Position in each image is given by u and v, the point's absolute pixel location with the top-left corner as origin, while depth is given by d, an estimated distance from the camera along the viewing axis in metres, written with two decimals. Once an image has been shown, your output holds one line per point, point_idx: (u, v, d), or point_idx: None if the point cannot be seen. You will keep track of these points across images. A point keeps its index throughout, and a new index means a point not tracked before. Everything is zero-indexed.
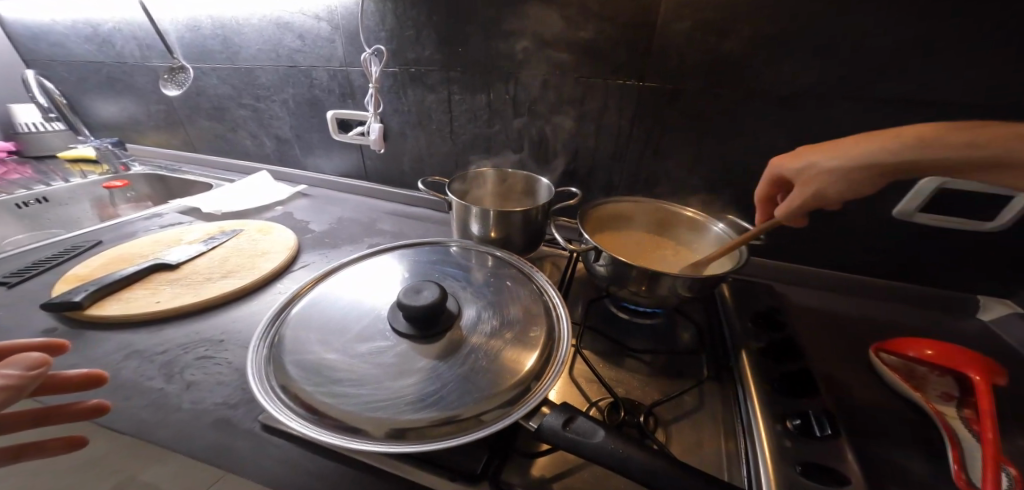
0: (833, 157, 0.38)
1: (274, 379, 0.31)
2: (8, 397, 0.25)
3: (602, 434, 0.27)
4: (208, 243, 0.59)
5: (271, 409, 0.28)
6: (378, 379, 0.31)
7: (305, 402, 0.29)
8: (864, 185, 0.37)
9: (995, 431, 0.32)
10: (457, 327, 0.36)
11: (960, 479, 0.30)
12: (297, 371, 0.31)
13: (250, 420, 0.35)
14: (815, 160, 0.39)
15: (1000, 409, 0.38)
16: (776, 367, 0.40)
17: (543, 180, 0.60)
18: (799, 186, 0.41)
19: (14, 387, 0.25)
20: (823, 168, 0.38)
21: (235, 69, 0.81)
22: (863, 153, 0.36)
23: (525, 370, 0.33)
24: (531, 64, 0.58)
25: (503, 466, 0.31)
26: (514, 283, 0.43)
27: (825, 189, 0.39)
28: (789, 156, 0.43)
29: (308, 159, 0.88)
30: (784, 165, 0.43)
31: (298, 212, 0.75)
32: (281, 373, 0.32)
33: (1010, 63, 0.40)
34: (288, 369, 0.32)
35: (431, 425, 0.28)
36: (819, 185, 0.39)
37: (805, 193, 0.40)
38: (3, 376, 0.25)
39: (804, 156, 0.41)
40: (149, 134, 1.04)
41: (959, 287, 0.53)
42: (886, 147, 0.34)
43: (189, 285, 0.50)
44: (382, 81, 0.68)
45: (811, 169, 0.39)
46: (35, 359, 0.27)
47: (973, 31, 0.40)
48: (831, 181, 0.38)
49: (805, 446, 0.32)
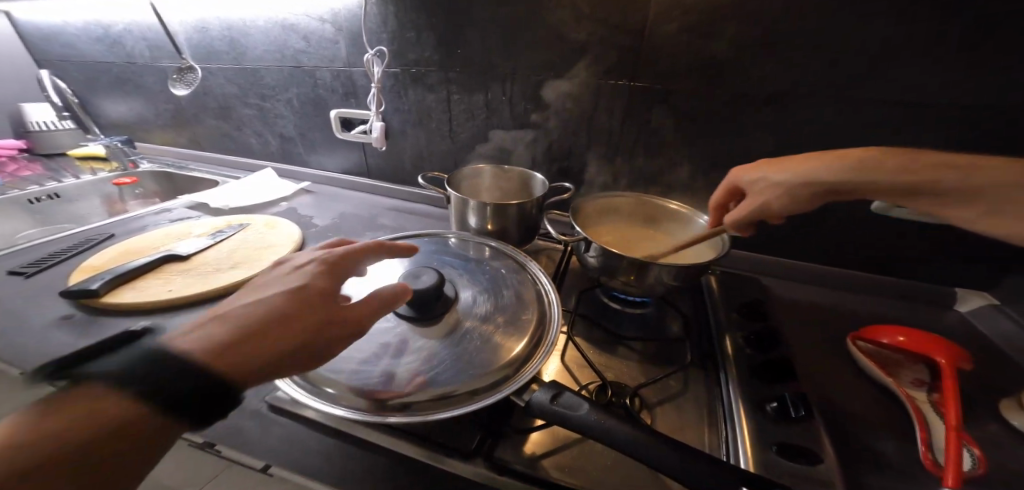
0: (785, 172, 0.41)
1: None
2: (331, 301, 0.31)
3: (586, 408, 0.29)
4: (215, 236, 0.62)
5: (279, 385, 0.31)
6: (378, 357, 0.33)
7: (311, 379, 0.32)
8: (800, 201, 0.41)
9: (958, 418, 0.32)
10: (453, 311, 0.38)
11: (926, 458, 0.32)
12: None
13: (257, 401, 0.38)
14: (765, 174, 0.43)
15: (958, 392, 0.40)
16: (758, 354, 0.42)
17: (537, 175, 0.62)
18: (750, 197, 0.44)
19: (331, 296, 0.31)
20: (773, 181, 0.42)
21: (241, 69, 0.84)
22: (809, 171, 0.40)
23: (518, 351, 0.35)
24: (527, 65, 0.60)
25: (496, 443, 0.33)
26: (509, 271, 0.45)
27: (772, 203, 0.42)
28: (747, 168, 0.45)
29: (311, 157, 0.90)
30: (740, 175, 0.46)
31: (302, 208, 0.78)
32: None
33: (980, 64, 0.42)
34: None
35: (428, 399, 0.30)
36: (767, 197, 0.42)
37: (752, 205, 0.43)
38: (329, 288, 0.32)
39: (752, 170, 0.45)
40: (155, 132, 1.07)
41: (937, 279, 0.55)
42: (828, 167, 0.39)
43: (199, 275, 0.52)
44: (384, 80, 0.71)
45: (764, 182, 0.43)
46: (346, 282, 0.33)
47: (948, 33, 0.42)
48: (776, 196, 0.42)
49: (778, 427, 0.34)
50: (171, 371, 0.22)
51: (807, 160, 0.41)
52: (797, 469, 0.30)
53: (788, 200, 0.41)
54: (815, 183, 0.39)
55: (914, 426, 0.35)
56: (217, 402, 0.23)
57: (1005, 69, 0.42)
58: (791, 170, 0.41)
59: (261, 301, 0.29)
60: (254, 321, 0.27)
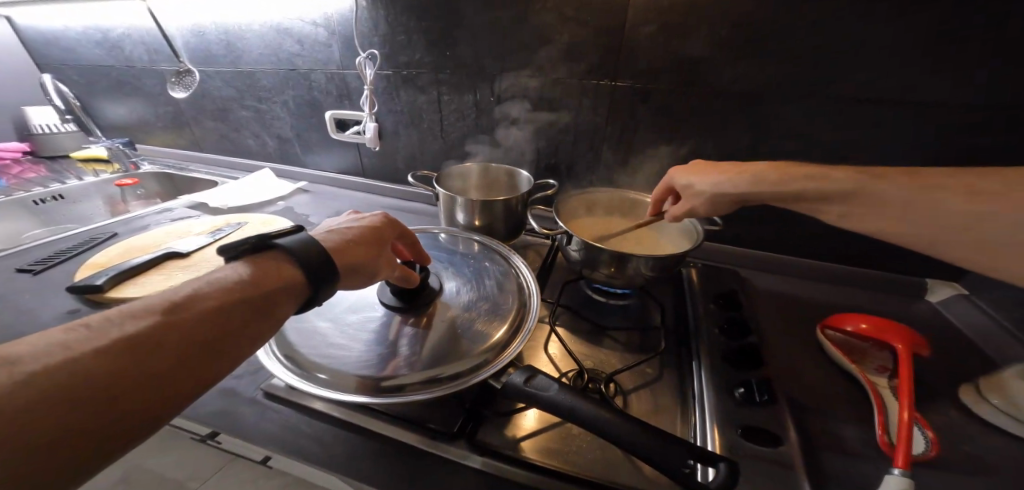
0: (705, 181, 0.43)
1: (276, 346, 0.36)
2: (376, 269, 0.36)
3: (556, 388, 0.30)
4: (214, 234, 0.64)
5: (275, 370, 0.33)
6: (368, 344, 0.35)
7: (301, 363, 0.34)
8: (722, 208, 0.43)
9: (911, 406, 0.33)
10: (439, 301, 0.41)
11: (881, 440, 0.33)
12: (296, 339, 0.36)
13: (253, 389, 0.40)
14: (692, 181, 0.44)
15: (916, 378, 0.41)
16: (730, 342, 0.44)
17: (523, 172, 0.63)
18: (683, 200, 0.46)
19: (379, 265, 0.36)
20: (698, 190, 0.44)
21: (238, 72, 0.86)
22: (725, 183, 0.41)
23: (499, 337, 0.37)
24: (513, 66, 0.62)
25: (478, 426, 0.35)
26: (492, 264, 0.47)
27: (698, 208, 0.45)
28: (682, 170, 0.47)
29: (308, 157, 0.92)
30: (678, 176, 0.47)
31: (299, 207, 0.80)
32: (282, 341, 0.36)
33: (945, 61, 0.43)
34: (289, 337, 0.36)
35: (413, 381, 0.32)
36: (693, 204, 0.44)
37: (681, 208, 0.46)
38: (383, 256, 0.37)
39: (686, 173, 0.46)
40: (155, 134, 1.09)
41: (908, 270, 0.56)
42: (734, 182, 0.41)
43: (199, 271, 0.54)
44: (376, 82, 0.73)
45: (690, 189, 0.45)
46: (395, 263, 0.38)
47: (917, 31, 0.43)
48: (700, 203, 0.44)
49: (743, 410, 0.36)
50: (305, 261, 0.31)
51: (724, 171, 0.42)
52: (758, 449, 0.32)
53: (713, 204, 0.43)
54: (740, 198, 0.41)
55: (873, 412, 0.37)
56: (323, 282, 0.31)
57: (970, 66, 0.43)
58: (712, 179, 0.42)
59: (353, 228, 0.37)
60: (347, 240, 0.35)
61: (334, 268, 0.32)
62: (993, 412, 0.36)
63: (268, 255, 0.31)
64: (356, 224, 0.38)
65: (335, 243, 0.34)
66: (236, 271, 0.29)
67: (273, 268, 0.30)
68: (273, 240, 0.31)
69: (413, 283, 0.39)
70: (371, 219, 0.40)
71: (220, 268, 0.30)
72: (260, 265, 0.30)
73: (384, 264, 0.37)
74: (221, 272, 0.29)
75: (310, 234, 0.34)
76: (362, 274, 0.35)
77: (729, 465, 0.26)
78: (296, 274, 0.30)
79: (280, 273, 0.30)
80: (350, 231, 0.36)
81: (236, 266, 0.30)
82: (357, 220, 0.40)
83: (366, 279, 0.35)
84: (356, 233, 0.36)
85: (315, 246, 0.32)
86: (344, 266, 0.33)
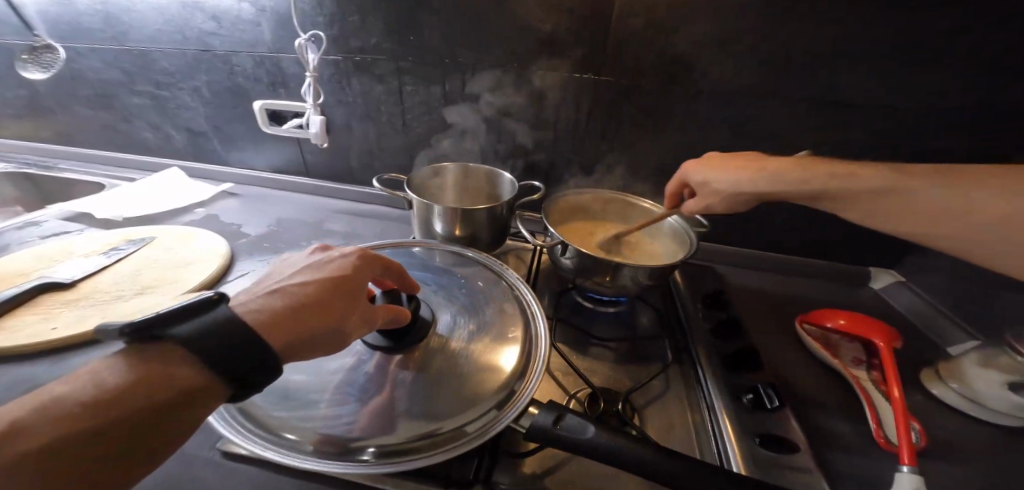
0: (722, 178, 0.41)
1: (238, 408, 0.28)
2: (340, 332, 0.28)
3: (593, 429, 0.27)
4: (110, 255, 0.50)
5: (236, 439, 0.25)
6: (344, 394, 0.29)
7: (276, 429, 0.26)
8: (739, 205, 0.42)
9: (901, 401, 0.35)
10: (433, 334, 0.34)
11: (880, 438, 0.35)
12: (264, 398, 0.29)
13: (206, 449, 0.30)
14: (709, 177, 0.43)
15: None
16: (727, 346, 0.44)
17: (506, 173, 0.58)
18: (700, 198, 0.45)
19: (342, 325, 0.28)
20: (715, 188, 0.42)
21: (124, 51, 0.69)
22: (744, 178, 0.40)
23: (508, 372, 0.32)
24: (488, 56, 0.56)
25: (494, 470, 0.30)
26: (486, 283, 0.42)
27: (715, 205, 0.44)
28: (693, 164, 0.45)
29: (233, 154, 0.77)
30: (688, 172, 0.46)
31: (226, 214, 0.67)
32: (246, 401, 0.28)
33: (905, 69, 0.46)
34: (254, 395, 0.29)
35: (409, 442, 0.26)
36: (711, 201, 0.43)
37: (698, 206, 0.45)
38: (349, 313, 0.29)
39: (700, 169, 0.44)
40: (6, 124, 0.84)
41: (857, 260, 0.62)
42: (753, 176, 0.39)
43: (95, 306, 0.41)
44: (322, 69, 0.62)
45: (707, 186, 0.43)
46: (375, 312, 0.30)
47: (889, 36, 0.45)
48: (719, 201, 0.43)
49: (755, 418, 0.35)
50: (216, 357, 0.22)
51: (732, 166, 0.41)
52: (778, 459, 0.32)
53: (727, 203, 0.42)
54: (753, 194, 0.40)
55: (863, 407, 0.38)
56: (258, 376, 0.23)
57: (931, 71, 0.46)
58: (731, 176, 0.41)
59: (304, 284, 0.29)
60: (294, 305, 0.27)
61: (272, 351, 0.24)
62: (957, 398, 0.39)
63: (158, 346, 0.22)
64: (312, 275, 0.30)
65: (276, 312, 0.26)
66: (98, 381, 0.20)
67: (164, 358, 0.22)
68: (167, 328, 0.22)
69: (405, 321, 0.32)
70: (341, 261, 0.32)
71: (81, 373, 0.21)
72: (143, 365, 0.21)
73: (354, 319, 0.29)
74: (77, 381, 0.20)
75: (230, 308, 0.25)
76: (323, 341, 0.27)
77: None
78: (200, 376, 0.22)
79: (170, 379, 0.21)
80: (300, 289, 0.29)
81: (110, 366, 0.21)
82: (320, 265, 0.31)
83: (329, 345, 0.27)
84: (313, 291, 0.28)
85: (237, 329, 0.23)
86: (285, 343, 0.25)
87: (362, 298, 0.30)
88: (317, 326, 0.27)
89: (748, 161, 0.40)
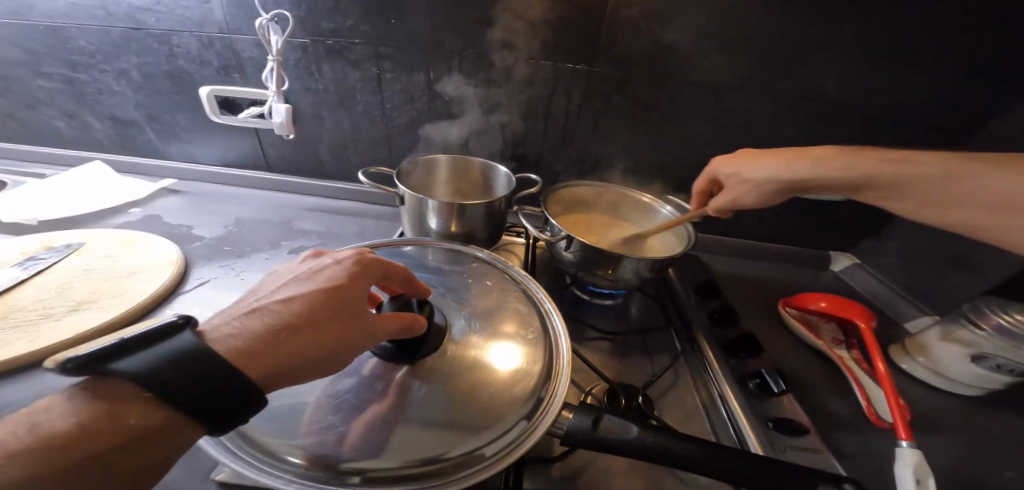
0: (756, 169, 0.43)
1: (238, 436, 0.24)
2: (328, 353, 0.23)
3: (635, 429, 0.26)
4: (27, 266, 0.41)
5: (246, 472, 0.22)
6: (332, 409, 0.25)
7: (290, 456, 0.23)
8: (770, 196, 0.42)
9: (888, 376, 0.38)
10: (449, 339, 0.31)
11: (872, 413, 0.37)
12: (268, 422, 0.25)
13: (199, 481, 0.26)
14: (740, 168, 0.45)
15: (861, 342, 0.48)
16: (727, 334, 0.45)
17: (501, 166, 0.56)
18: (729, 189, 0.46)
19: (332, 346, 0.24)
20: (746, 177, 0.44)
21: (26, 25, 0.58)
22: (777, 169, 0.41)
23: (535, 376, 0.30)
24: (476, 44, 0.54)
25: (522, 479, 0.29)
26: (493, 282, 0.39)
27: (743, 197, 0.44)
28: (726, 160, 0.47)
29: (175, 147, 0.68)
30: (723, 165, 0.47)
31: (172, 215, 0.58)
32: (247, 427, 0.25)
33: (905, 69, 0.50)
34: (255, 419, 0.25)
35: (440, 463, 0.24)
36: (739, 193, 0.45)
37: (724, 199, 0.46)
38: (340, 329, 0.24)
39: (733, 162, 0.46)
40: None
41: (821, 246, 0.67)
42: (791, 168, 0.40)
43: (16, 328, 0.33)
44: (287, 53, 0.56)
45: (737, 176, 0.45)
46: (375, 324, 0.26)
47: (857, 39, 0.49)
48: (749, 192, 0.44)
49: (764, 404, 0.36)
50: (178, 398, 0.18)
51: (769, 158, 0.42)
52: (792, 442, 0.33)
53: (759, 195, 0.43)
54: (789, 183, 0.41)
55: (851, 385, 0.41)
56: (236, 414, 0.19)
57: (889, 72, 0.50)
58: (758, 166, 0.43)
59: (290, 301, 0.25)
60: (278, 328, 0.23)
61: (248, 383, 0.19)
62: (927, 372, 0.44)
63: (110, 383, 0.18)
64: (301, 288, 0.26)
65: (257, 339, 0.22)
66: (42, 425, 0.17)
67: (118, 395, 0.18)
68: (107, 362, 0.17)
69: (421, 330, 0.28)
70: (332, 268, 0.28)
71: (13, 418, 0.17)
72: (91, 406, 0.17)
73: (352, 336, 0.25)
74: (5, 428, 0.16)
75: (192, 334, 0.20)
76: (319, 365, 0.23)
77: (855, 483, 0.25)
78: (159, 417, 0.18)
79: (123, 419, 0.17)
80: (284, 307, 0.24)
81: (52, 408, 0.17)
82: (309, 275, 0.27)
83: (316, 371, 0.23)
84: (300, 307, 0.24)
85: (197, 358, 0.19)
86: (260, 376, 0.21)
87: (361, 312, 0.26)
88: (300, 350, 0.23)
89: (792, 153, 0.41)
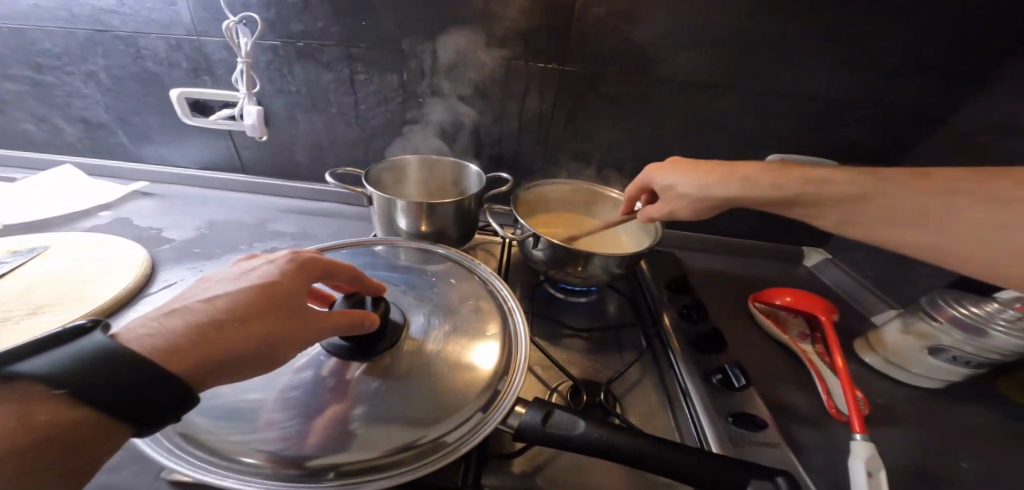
0: (688, 184, 0.42)
1: (180, 436, 0.24)
2: (265, 348, 0.23)
3: (584, 425, 0.27)
4: None
5: (188, 472, 0.22)
6: (279, 408, 0.25)
7: (234, 455, 0.23)
8: (701, 213, 0.42)
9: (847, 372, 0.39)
10: (406, 336, 0.31)
11: (831, 407, 0.38)
12: (213, 421, 0.25)
13: (149, 483, 0.26)
14: (673, 180, 0.43)
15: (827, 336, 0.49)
16: (694, 328, 0.46)
17: (472, 166, 0.56)
18: (662, 201, 0.46)
19: (275, 341, 0.24)
20: (678, 192, 0.43)
21: None
22: (709, 185, 0.40)
23: (490, 371, 0.30)
24: (446, 45, 0.54)
25: (482, 474, 0.29)
26: (458, 280, 0.39)
27: (680, 210, 0.44)
28: (657, 167, 0.46)
29: (148, 149, 0.67)
30: (656, 174, 0.46)
31: (141, 217, 0.57)
32: (188, 428, 0.25)
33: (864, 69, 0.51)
34: (198, 420, 0.25)
35: (389, 457, 0.24)
36: (673, 206, 0.44)
37: (663, 211, 0.45)
38: (284, 325, 0.24)
39: (664, 172, 0.45)
40: None
41: (794, 242, 0.68)
42: (721, 184, 0.39)
43: None
44: (257, 55, 0.55)
45: (671, 190, 0.44)
46: (321, 318, 0.26)
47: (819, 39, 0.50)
48: (681, 205, 0.43)
49: (726, 399, 0.37)
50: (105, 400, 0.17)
51: (702, 170, 0.41)
52: (749, 434, 0.33)
53: (693, 208, 0.43)
54: (718, 200, 0.40)
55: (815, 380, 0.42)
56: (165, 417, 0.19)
57: (851, 71, 0.51)
58: (691, 180, 0.42)
59: (217, 300, 0.24)
60: (206, 326, 0.23)
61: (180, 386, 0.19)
62: (892, 367, 0.44)
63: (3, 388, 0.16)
64: (230, 288, 0.25)
65: (178, 335, 0.22)
66: None
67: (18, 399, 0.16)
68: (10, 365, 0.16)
69: (372, 326, 0.28)
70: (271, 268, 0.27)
71: None
72: None
73: (296, 332, 0.25)
74: None
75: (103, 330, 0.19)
76: (257, 361, 0.23)
77: (788, 477, 0.25)
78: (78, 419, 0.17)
79: (31, 417, 0.16)
80: (212, 304, 0.24)
81: None
82: (239, 276, 0.27)
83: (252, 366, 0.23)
84: (234, 305, 0.24)
85: (114, 365, 0.18)
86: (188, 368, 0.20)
87: (301, 309, 0.26)
88: (236, 345, 0.23)
89: (717, 166, 0.41)
